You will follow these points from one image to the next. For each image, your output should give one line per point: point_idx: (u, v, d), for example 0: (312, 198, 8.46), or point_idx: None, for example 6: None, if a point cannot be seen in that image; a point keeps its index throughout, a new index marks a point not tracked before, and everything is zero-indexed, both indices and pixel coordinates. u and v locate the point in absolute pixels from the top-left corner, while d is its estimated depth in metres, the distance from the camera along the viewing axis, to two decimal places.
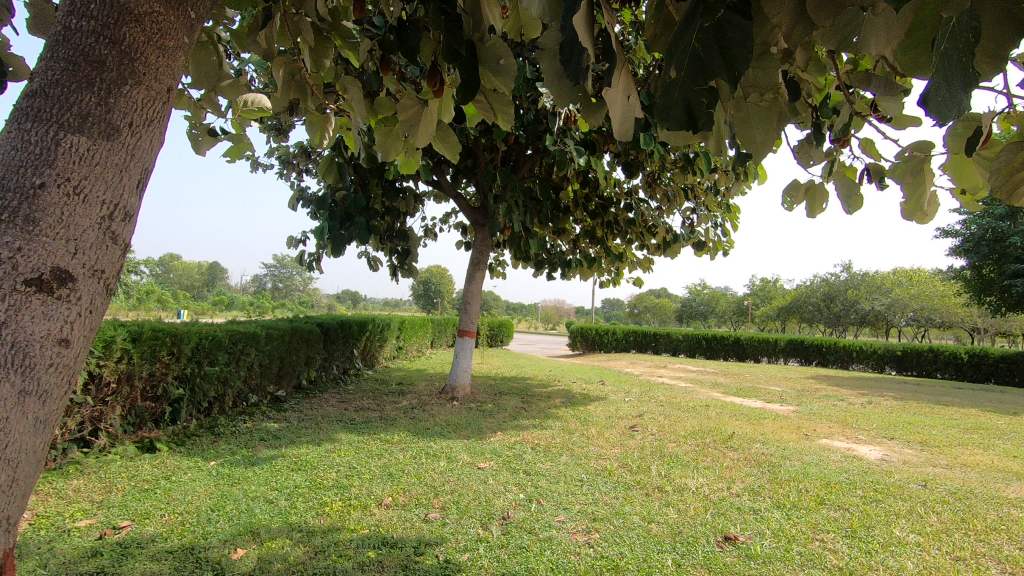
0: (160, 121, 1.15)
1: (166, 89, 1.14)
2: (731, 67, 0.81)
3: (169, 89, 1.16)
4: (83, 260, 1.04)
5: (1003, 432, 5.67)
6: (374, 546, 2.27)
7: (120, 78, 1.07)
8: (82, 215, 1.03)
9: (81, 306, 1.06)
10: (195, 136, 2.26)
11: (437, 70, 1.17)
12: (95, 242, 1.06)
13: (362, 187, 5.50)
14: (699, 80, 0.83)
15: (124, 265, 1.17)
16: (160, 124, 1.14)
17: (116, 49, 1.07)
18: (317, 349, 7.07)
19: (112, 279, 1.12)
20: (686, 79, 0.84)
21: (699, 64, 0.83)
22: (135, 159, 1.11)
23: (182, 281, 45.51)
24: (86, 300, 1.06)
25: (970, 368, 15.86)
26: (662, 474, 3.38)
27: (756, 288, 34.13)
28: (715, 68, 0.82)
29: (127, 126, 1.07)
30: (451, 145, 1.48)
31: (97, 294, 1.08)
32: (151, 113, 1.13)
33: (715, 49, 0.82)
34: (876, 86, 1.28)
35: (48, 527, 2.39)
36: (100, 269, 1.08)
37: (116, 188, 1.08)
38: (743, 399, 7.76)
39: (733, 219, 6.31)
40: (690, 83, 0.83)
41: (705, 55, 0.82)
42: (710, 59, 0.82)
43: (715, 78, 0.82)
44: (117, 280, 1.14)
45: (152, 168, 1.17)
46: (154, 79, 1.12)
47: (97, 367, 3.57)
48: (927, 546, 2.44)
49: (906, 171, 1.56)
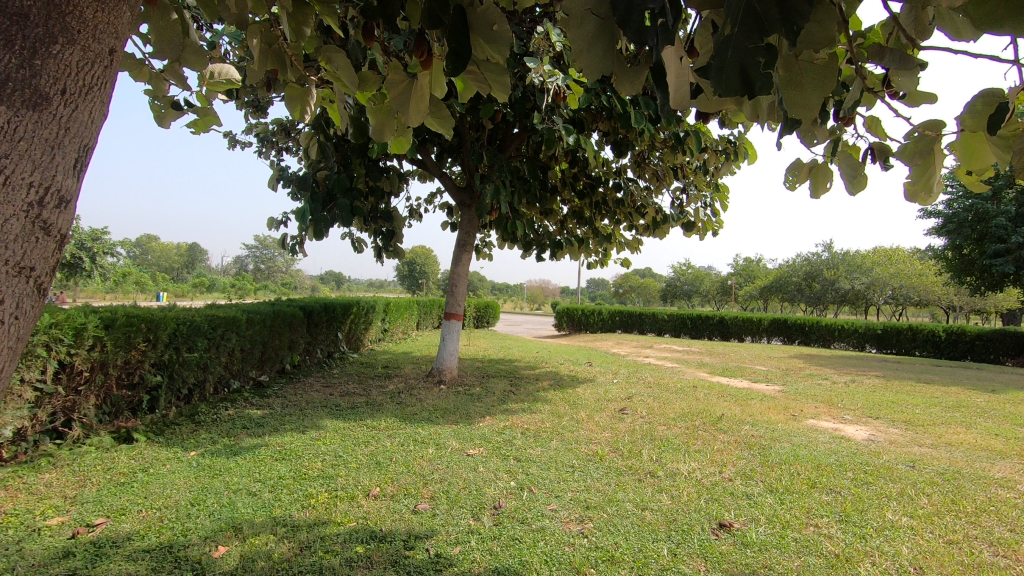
0: (98, 89, 1.10)
1: (105, 50, 1.09)
2: (788, 22, 0.75)
3: (111, 50, 1.11)
4: (8, 254, 0.98)
5: (984, 410, 5.78)
6: (363, 540, 2.22)
7: (49, 36, 1.02)
8: (7, 199, 0.97)
9: (6, 309, 1.00)
10: (157, 107, 2.12)
11: (423, 39, 1.08)
12: (22, 234, 1.00)
13: (345, 166, 5.34)
14: (755, 37, 0.76)
15: (60, 261, 1.11)
16: (98, 91, 1.09)
17: (42, 1, 1.01)
18: (300, 333, 6.94)
19: (44, 277, 1.06)
20: (740, 36, 0.78)
21: (753, 19, 0.76)
22: (69, 132, 1.05)
23: (161, 264, 44.65)
24: (12, 300, 1.00)
25: (948, 346, 16.23)
26: (653, 458, 3.37)
27: (740, 267, 34.38)
28: (771, 23, 0.75)
29: (59, 94, 1.02)
30: (445, 120, 1.38)
31: (25, 292, 1.02)
32: (88, 80, 1.07)
33: (772, 2, 0.75)
34: (890, 61, 1.20)
35: (16, 526, 2.29)
36: (30, 265, 1.02)
37: (47, 167, 1.02)
38: (729, 379, 7.83)
39: (723, 199, 6.25)
40: (743, 40, 0.77)
41: (760, 7, 0.75)
42: (767, 13, 0.76)
43: (770, 35, 0.75)
44: (52, 277, 1.08)
45: (92, 144, 1.12)
46: (92, 39, 1.07)
47: (68, 356, 3.44)
48: (920, 529, 2.45)
49: (916, 151, 1.48)
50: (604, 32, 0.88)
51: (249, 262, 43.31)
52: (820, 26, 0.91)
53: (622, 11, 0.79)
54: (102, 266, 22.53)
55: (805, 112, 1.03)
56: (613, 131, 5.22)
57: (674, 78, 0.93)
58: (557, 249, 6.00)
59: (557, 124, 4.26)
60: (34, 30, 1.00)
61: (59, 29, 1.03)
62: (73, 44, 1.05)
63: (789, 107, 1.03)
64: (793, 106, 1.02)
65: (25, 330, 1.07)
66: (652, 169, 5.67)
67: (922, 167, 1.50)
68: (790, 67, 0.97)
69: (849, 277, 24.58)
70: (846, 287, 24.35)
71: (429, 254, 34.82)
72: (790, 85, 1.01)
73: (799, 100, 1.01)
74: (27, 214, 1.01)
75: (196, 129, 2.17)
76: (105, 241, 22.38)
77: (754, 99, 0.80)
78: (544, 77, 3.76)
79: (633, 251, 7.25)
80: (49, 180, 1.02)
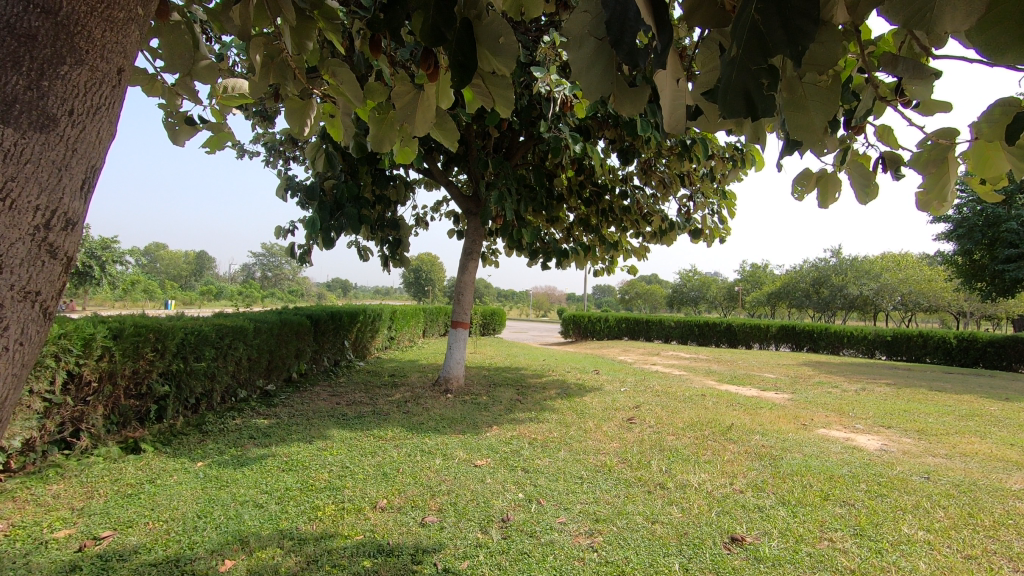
0: (104, 109, 1.10)
1: (112, 70, 1.10)
2: (795, 43, 0.71)
3: (119, 68, 1.11)
4: (12, 280, 0.98)
5: (998, 418, 5.71)
6: (370, 554, 2.20)
7: (57, 56, 1.02)
8: (14, 223, 0.97)
9: (10, 337, 1.00)
10: (171, 124, 2.11)
11: (430, 52, 1.07)
12: (27, 259, 1.00)
13: (352, 175, 5.36)
14: (759, 57, 0.74)
15: (66, 285, 1.11)
16: (105, 111, 1.09)
17: (50, 21, 1.01)
18: (307, 342, 6.94)
19: (51, 301, 1.06)
20: (744, 58, 0.75)
21: (758, 40, 0.73)
22: (75, 154, 1.06)
23: (168, 272, 44.94)
24: (16, 325, 1.00)
25: (959, 352, 16.07)
26: (663, 469, 3.33)
27: (747, 272, 34.23)
28: (776, 44, 0.73)
29: (65, 115, 1.02)
30: (448, 132, 1.37)
31: (29, 317, 1.02)
32: (95, 100, 1.08)
33: (776, 24, 0.73)
34: (903, 69, 1.18)
35: (24, 539, 2.29)
36: (34, 290, 1.02)
37: (52, 190, 1.02)
38: (737, 388, 7.76)
39: (730, 206, 6.22)
40: (747, 62, 0.75)
41: (765, 29, 0.73)
42: (771, 34, 0.73)
43: (776, 55, 0.73)
44: (57, 301, 1.08)
45: (98, 165, 1.12)
46: (101, 59, 1.08)
47: (77, 366, 3.45)
48: (937, 544, 2.41)
49: (929, 160, 1.45)
50: (603, 53, 0.87)
51: (256, 270, 43.59)
52: (825, 48, 0.89)
53: (617, 33, 0.76)
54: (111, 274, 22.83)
55: (810, 135, 1.00)
56: (619, 139, 5.22)
57: (665, 101, 0.87)
58: (563, 258, 5.98)
59: (563, 133, 4.25)
60: (42, 51, 1.01)
61: (67, 49, 1.03)
62: (81, 64, 1.05)
63: (794, 131, 1.01)
64: (798, 129, 1.00)
65: (29, 356, 1.06)
66: (658, 177, 5.66)
67: (936, 176, 1.47)
68: (794, 90, 0.95)
69: (857, 282, 24.43)
70: (854, 293, 24.18)
71: (435, 261, 34.91)
72: (793, 107, 0.99)
73: (804, 123, 0.99)
74: (33, 237, 1.01)
75: (210, 148, 2.17)
76: (114, 250, 22.63)
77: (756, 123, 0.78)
78: (551, 86, 3.76)
79: (640, 259, 7.22)
80: (56, 202, 1.03)
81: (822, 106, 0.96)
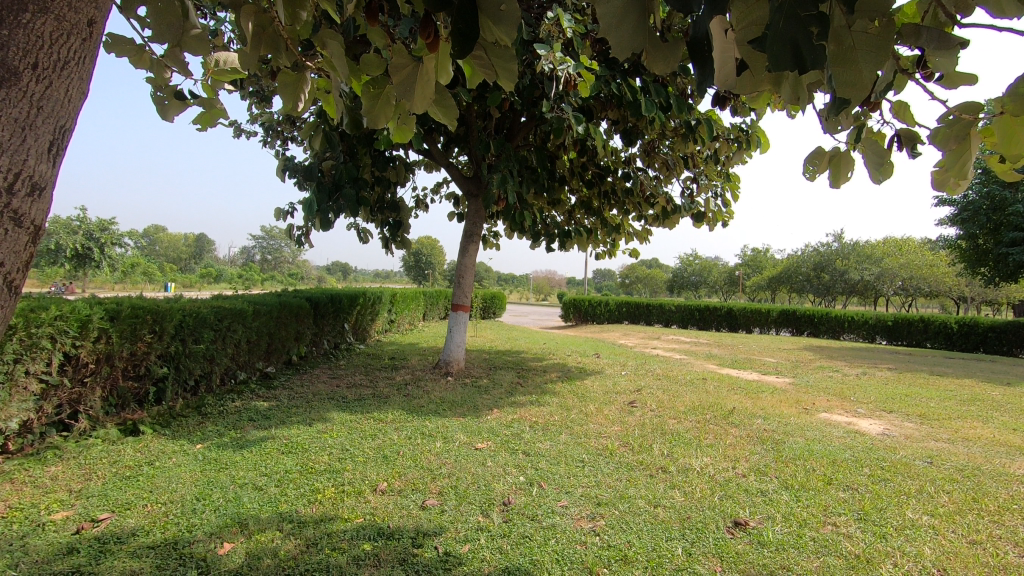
0: (72, 64, 1.19)
1: (80, 21, 1.18)
2: None
3: (86, 22, 1.19)
4: None
5: (1000, 403, 5.70)
6: (370, 537, 2.19)
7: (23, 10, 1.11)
8: None
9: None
10: (160, 99, 2.03)
11: (430, 20, 1.01)
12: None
13: (350, 156, 5.29)
14: (808, 4, 0.78)
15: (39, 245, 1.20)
16: (70, 64, 1.18)
17: None
18: (306, 325, 6.92)
19: (14, 273, 1.15)
20: (792, 5, 0.79)
21: None
22: (40, 107, 1.15)
23: (167, 255, 44.80)
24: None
25: (960, 337, 16.07)
26: (665, 453, 3.32)
27: (748, 256, 34.12)
28: None
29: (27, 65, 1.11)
30: (449, 111, 1.29)
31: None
32: (59, 53, 1.16)
33: None
34: (927, 40, 1.14)
35: (20, 521, 2.27)
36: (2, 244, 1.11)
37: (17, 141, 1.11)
38: (738, 372, 7.75)
39: (734, 189, 6.13)
40: (797, 8, 0.79)
41: None
42: None
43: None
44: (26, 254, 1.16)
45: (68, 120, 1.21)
46: (67, 12, 1.16)
47: (74, 348, 3.42)
48: (942, 529, 2.40)
49: (949, 137, 1.41)
50: (635, 5, 0.83)
51: (256, 252, 43.52)
52: None
53: None
54: (110, 255, 22.91)
55: (856, 91, 0.95)
56: (622, 120, 5.14)
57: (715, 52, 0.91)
58: (565, 241, 5.92)
59: (566, 113, 4.17)
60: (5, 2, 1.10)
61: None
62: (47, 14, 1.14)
63: (840, 87, 0.95)
64: (846, 83, 0.94)
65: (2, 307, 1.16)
66: (662, 159, 5.58)
67: (956, 154, 1.42)
68: (841, 40, 0.91)
69: (859, 267, 24.35)
70: (856, 277, 24.10)
71: (435, 245, 34.79)
72: (841, 60, 0.94)
73: (851, 77, 0.94)
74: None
75: (201, 124, 2.11)
76: (111, 232, 22.60)
77: (804, 73, 0.79)
78: (555, 65, 3.65)
79: (642, 242, 7.16)
80: (21, 166, 1.12)
81: (873, 56, 0.92)
